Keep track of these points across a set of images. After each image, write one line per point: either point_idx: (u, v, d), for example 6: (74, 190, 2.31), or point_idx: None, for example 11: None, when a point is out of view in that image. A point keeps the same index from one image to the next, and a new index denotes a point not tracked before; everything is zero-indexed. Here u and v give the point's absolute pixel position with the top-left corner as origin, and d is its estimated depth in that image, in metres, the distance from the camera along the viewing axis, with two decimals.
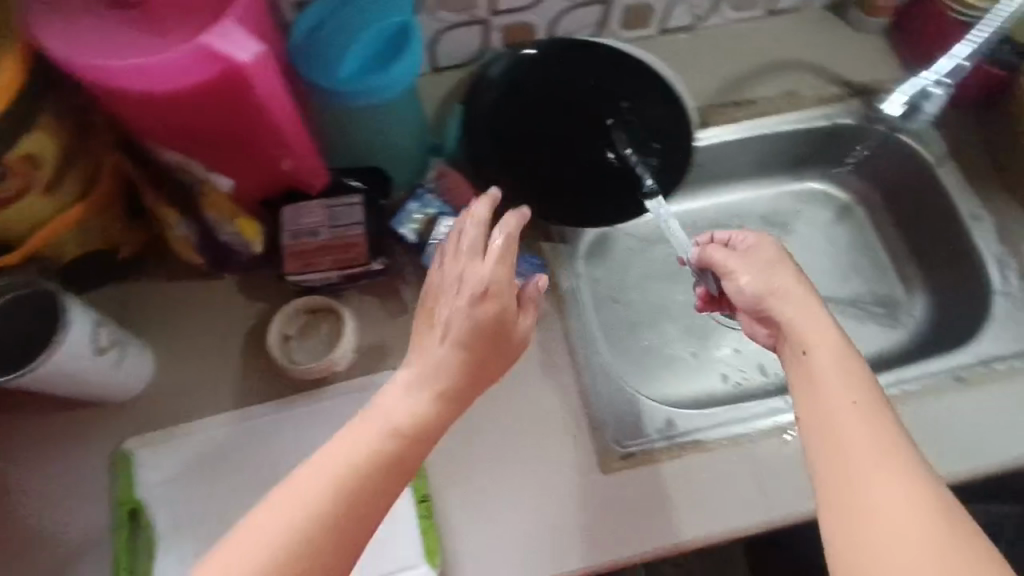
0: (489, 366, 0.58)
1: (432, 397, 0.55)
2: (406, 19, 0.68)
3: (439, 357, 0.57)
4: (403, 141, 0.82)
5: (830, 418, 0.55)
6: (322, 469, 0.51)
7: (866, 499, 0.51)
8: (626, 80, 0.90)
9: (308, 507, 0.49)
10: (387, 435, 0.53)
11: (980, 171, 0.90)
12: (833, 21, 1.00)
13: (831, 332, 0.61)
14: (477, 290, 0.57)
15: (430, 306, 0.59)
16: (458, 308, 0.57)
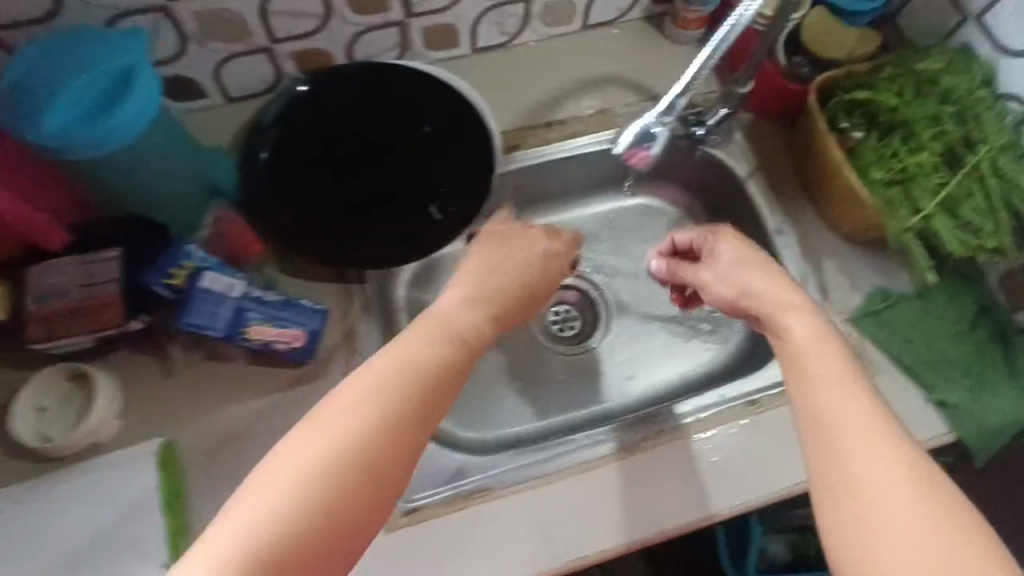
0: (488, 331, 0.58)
1: (450, 349, 0.53)
2: (133, 62, 0.64)
3: (441, 329, 0.55)
4: (171, 183, 0.77)
5: (830, 409, 0.50)
6: (354, 418, 0.46)
7: (846, 479, 0.47)
8: (429, 103, 0.87)
9: (358, 426, 0.46)
10: (443, 344, 0.53)
11: (786, 185, 0.91)
12: (652, 32, 0.98)
13: (810, 310, 0.60)
14: (511, 268, 0.65)
15: (459, 289, 0.61)
16: (499, 273, 0.64)
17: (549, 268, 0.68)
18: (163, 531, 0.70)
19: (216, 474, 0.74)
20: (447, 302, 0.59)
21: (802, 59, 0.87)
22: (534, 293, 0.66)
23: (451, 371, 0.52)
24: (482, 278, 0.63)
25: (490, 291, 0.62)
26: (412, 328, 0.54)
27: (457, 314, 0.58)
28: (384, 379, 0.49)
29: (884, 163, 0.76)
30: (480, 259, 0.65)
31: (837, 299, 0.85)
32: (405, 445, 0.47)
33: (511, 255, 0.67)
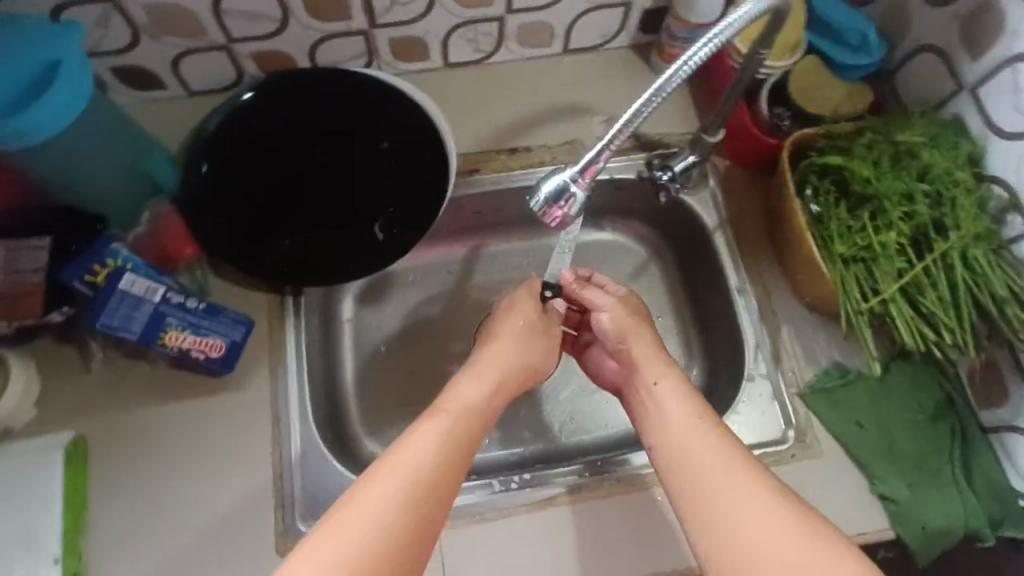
0: (501, 396, 0.68)
1: (458, 439, 0.61)
2: (62, 56, 0.63)
3: (445, 428, 0.61)
4: (112, 176, 0.76)
5: (685, 468, 0.62)
6: (375, 515, 0.53)
7: (719, 505, 0.58)
8: (389, 118, 0.83)
9: (386, 493, 0.55)
10: (447, 417, 0.62)
11: (754, 242, 0.84)
12: (636, 63, 0.93)
13: (673, 372, 0.70)
14: (513, 351, 0.71)
15: (468, 374, 0.68)
16: (505, 362, 0.70)
17: (552, 329, 0.76)
18: (60, 527, 0.69)
19: (123, 475, 0.72)
20: (463, 392, 0.66)
21: (785, 111, 0.82)
22: (534, 368, 0.73)
23: (456, 465, 0.59)
24: (503, 356, 0.71)
25: (503, 368, 0.70)
26: (420, 426, 0.61)
27: (470, 404, 0.65)
28: (399, 479, 0.56)
29: (849, 238, 0.70)
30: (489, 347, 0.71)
31: (790, 370, 0.79)
32: (429, 524, 0.55)
33: (523, 316, 0.74)
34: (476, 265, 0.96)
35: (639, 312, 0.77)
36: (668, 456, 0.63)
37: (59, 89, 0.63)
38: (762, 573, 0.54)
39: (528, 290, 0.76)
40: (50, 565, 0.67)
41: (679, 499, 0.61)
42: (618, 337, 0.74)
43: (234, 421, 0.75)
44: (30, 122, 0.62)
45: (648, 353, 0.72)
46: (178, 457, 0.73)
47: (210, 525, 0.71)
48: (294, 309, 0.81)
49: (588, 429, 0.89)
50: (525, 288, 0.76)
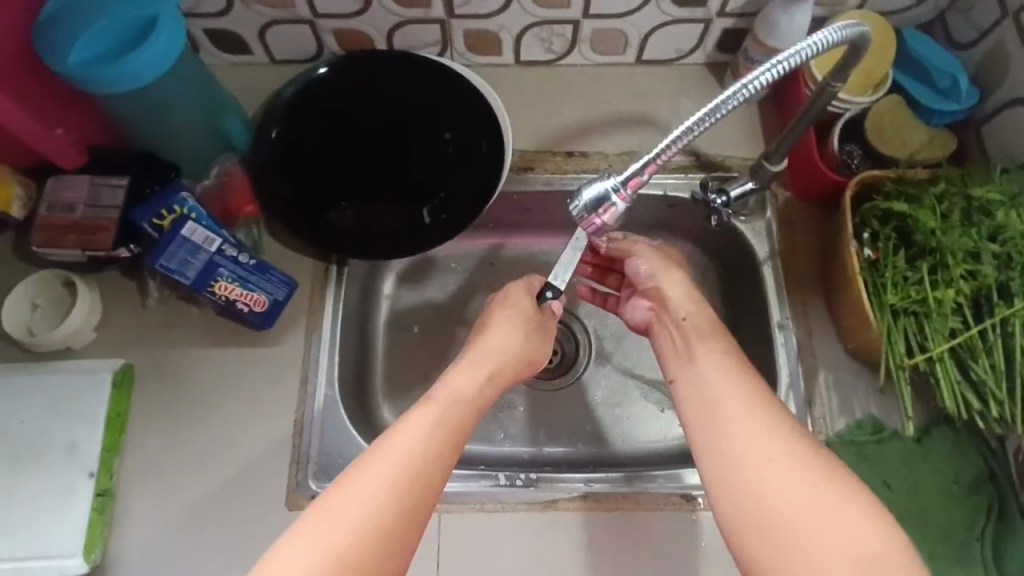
0: (494, 385, 0.69)
1: (447, 424, 0.62)
2: (160, 14, 0.68)
3: (435, 415, 0.62)
4: (191, 132, 0.82)
5: (705, 393, 0.62)
6: (362, 499, 0.55)
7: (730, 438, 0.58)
8: (456, 108, 0.85)
9: (377, 476, 0.56)
10: (443, 406, 0.63)
11: (805, 279, 0.81)
12: (708, 81, 0.92)
13: (705, 310, 0.70)
14: (507, 346, 0.72)
15: (463, 367, 0.69)
16: (498, 355, 0.71)
17: (546, 323, 0.76)
18: (100, 443, 0.74)
19: (159, 406, 0.77)
20: (454, 383, 0.67)
21: (855, 148, 0.79)
22: (528, 360, 0.73)
23: (447, 450, 0.60)
24: (496, 348, 0.71)
25: (496, 362, 0.70)
26: (410, 415, 0.62)
27: (463, 395, 0.65)
28: (386, 464, 0.57)
29: (904, 289, 0.67)
30: (484, 340, 0.72)
31: (821, 417, 0.76)
32: (418, 503, 0.56)
33: (520, 311, 0.75)
34: (518, 262, 0.97)
35: (677, 262, 0.77)
36: (683, 387, 0.64)
37: (153, 42, 0.68)
38: (766, 508, 0.53)
39: (525, 286, 0.77)
40: (84, 478, 0.73)
41: (695, 431, 0.61)
42: (650, 276, 0.75)
43: (265, 374, 0.79)
44: (124, 69, 0.67)
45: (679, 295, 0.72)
46: (209, 399, 0.78)
47: (228, 468, 0.75)
48: (337, 279, 0.84)
49: (604, 440, 0.88)
50: (521, 284, 0.77)
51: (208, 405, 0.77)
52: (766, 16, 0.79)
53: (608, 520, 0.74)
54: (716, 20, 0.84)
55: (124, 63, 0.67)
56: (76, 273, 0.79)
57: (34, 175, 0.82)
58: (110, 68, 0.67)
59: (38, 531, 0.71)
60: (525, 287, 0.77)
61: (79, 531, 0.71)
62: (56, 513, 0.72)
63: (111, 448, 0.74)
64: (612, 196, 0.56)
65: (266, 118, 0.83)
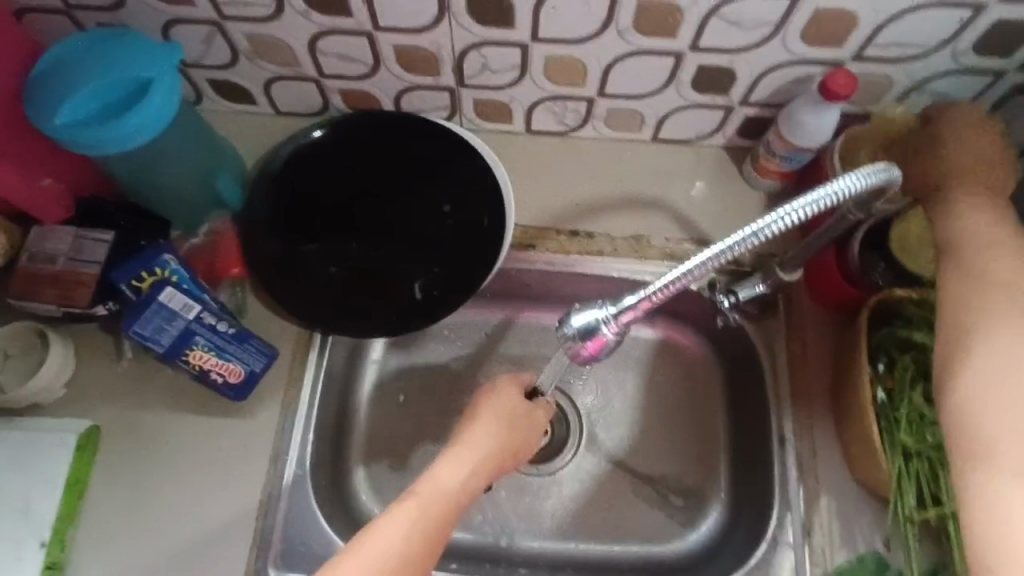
0: (476, 479, 0.63)
1: (421, 535, 0.57)
2: (155, 77, 0.65)
3: (414, 511, 0.58)
4: (182, 187, 0.80)
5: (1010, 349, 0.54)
6: None
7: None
8: (461, 182, 0.83)
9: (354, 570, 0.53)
10: (425, 500, 0.59)
11: (812, 388, 0.76)
12: (727, 166, 0.87)
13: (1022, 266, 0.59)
14: (491, 441, 0.66)
15: (448, 454, 0.64)
16: (485, 447, 0.65)
17: (535, 417, 0.72)
18: (56, 511, 0.71)
19: (124, 475, 0.74)
20: (439, 477, 0.61)
21: (879, 260, 0.74)
22: (511, 453, 0.68)
23: (420, 555, 0.56)
24: (483, 440, 0.66)
25: (481, 456, 0.65)
26: (388, 512, 0.58)
27: (445, 493, 0.61)
28: (365, 563, 0.53)
29: (920, 427, 0.62)
30: (473, 430, 0.66)
31: (819, 547, 0.71)
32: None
33: (508, 403, 0.70)
34: (513, 336, 0.93)
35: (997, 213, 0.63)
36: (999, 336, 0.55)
37: (144, 108, 0.65)
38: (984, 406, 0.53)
39: (514, 380, 0.73)
40: (35, 547, 0.69)
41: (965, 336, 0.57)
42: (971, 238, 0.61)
43: (235, 446, 0.75)
44: (111, 134, 0.64)
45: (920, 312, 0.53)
46: (174, 471, 0.74)
47: (187, 547, 0.71)
48: (320, 348, 0.81)
49: (586, 539, 0.83)
50: (510, 377, 0.73)
51: (172, 477, 0.74)
52: (792, 112, 0.75)
53: None
54: (738, 109, 0.80)
55: (111, 128, 0.64)
56: (51, 326, 0.77)
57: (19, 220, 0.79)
58: (97, 132, 0.64)
59: None
60: (512, 381, 0.73)
61: None
62: None
63: (66, 517, 0.71)
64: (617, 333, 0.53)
65: (267, 176, 0.81)
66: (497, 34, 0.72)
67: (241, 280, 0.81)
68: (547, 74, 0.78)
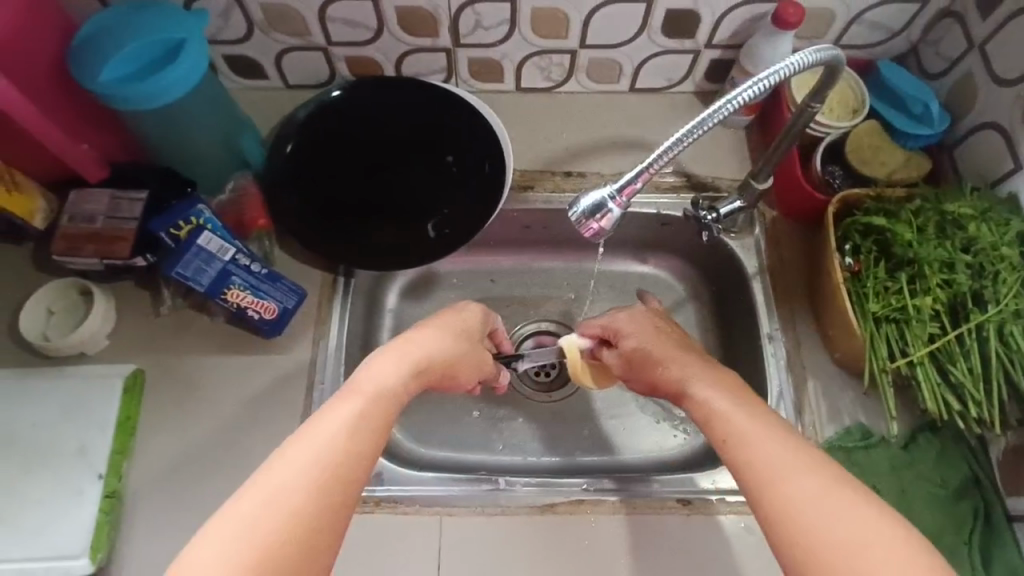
0: (416, 378, 0.65)
1: (368, 423, 0.57)
2: (187, 37, 0.73)
3: (357, 409, 0.58)
4: (206, 145, 0.86)
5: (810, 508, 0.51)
6: (283, 489, 0.50)
7: (773, 476, 0.55)
8: (460, 133, 0.91)
9: (298, 464, 0.52)
10: (363, 400, 0.59)
11: (791, 293, 0.85)
12: (698, 108, 0.97)
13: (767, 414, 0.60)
14: (436, 346, 0.69)
15: (384, 355, 0.65)
16: (426, 350, 0.68)
17: (479, 347, 0.76)
18: (110, 448, 0.76)
19: (170, 413, 0.79)
20: (379, 375, 0.62)
21: (836, 169, 0.84)
22: (453, 366, 0.71)
23: (373, 445, 0.56)
24: (427, 345, 0.68)
25: (424, 357, 0.67)
26: (330, 410, 0.57)
27: (385, 391, 0.61)
28: (308, 459, 0.52)
29: (885, 297, 0.71)
30: (412, 337, 0.68)
31: (811, 424, 0.78)
32: (347, 493, 0.53)
33: (457, 322, 0.74)
34: (518, 279, 1.01)
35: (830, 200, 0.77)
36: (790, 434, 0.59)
37: (180, 64, 0.72)
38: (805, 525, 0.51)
39: (483, 311, 0.79)
40: (93, 479, 0.74)
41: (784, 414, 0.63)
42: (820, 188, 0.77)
43: (272, 380, 0.81)
44: (148, 86, 0.71)
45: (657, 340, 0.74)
46: (217, 406, 0.80)
47: (234, 474, 0.76)
48: (344, 290, 0.88)
49: (600, 452, 0.90)
50: (480, 309, 0.79)
51: (214, 411, 0.79)
52: (752, 47, 0.85)
53: (606, 524, 0.75)
54: (703, 52, 0.90)
55: (149, 82, 0.71)
56: (91, 281, 0.82)
57: (56, 189, 0.85)
58: (137, 86, 0.71)
59: (41, 532, 0.72)
60: (479, 314, 0.78)
61: (86, 532, 0.72)
62: (61, 514, 0.73)
63: (120, 451, 0.76)
64: (574, 338, 0.81)
65: (282, 135, 0.88)
66: None
67: (267, 233, 0.88)
68: (532, 29, 0.87)
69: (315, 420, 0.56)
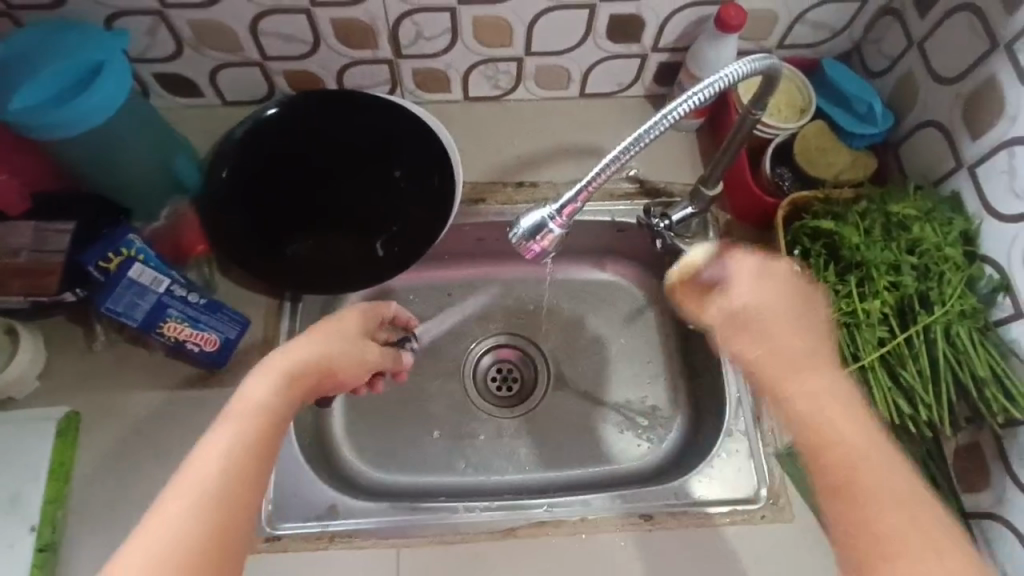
0: (297, 388, 0.58)
1: (244, 444, 0.50)
2: (105, 59, 0.69)
3: (227, 437, 0.50)
4: (140, 171, 0.82)
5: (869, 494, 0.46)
6: (155, 550, 0.44)
7: (832, 452, 0.48)
8: (407, 146, 0.88)
9: (175, 517, 0.45)
10: (230, 425, 0.51)
11: None
12: (650, 112, 0.96)
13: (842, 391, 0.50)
14: (315, 352, 0.62)
15: (253, 373, 0.57)
16: (303, 356, 0.60)
17: (368, 344, 0.70)
18: (42, 497, 0.71)
19: (110, 456, 0.75)
20: (250, 396, 0.54)
21: (786, 171, 0.84)
22: (336, 370, 0.64)
23: (246, 464, 0.49)
24: (302, 351, 0.61)
25: (300, 366, 0.59)
26: (200, 444, 0.50)
27: (258, 408, 0.53)
28: (183, 513, 0.45)
29: (835, 301, 0.71)
30: (282, 346, 0.61)
31: (769, 430, 0.78)
32: (232, 521, 0.46)
33: (338, 325, 0.67)
34: (474, 292, 0.98)
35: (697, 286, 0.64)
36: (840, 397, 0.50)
37: (99, 88, 0.68)
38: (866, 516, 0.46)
39: (374, 310, 0.74)
40: (24, 533, 0.70)
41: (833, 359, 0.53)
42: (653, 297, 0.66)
43: (215, 415, 0.77)
44: (64, 113, 0.67)
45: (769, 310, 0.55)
46: (159, 444, 0.76)
47: None
48: (291, 315, 0.84)
49: (565, 466, 0.89)
50: (363, 308, 0.72)
51: (155, 451, 0.75)
52: (697, 51, 0.84)
53: (568, 545, 0.73)
54: (650, 56, 0.89)
55: (66, 108, 0.67)
56: (17, 320, 0.78)
57: None
58: (53, 114, 0.67)
59: None
60: (372, 310, 0.74)
61: None
62: None
63: (52, 500, 0.72)
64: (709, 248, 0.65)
65: (219, 157, 0.83)
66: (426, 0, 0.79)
67: (209, 260, 0.84)
68: (475, 38, 0.85)
69: (180, 464, 0.49)
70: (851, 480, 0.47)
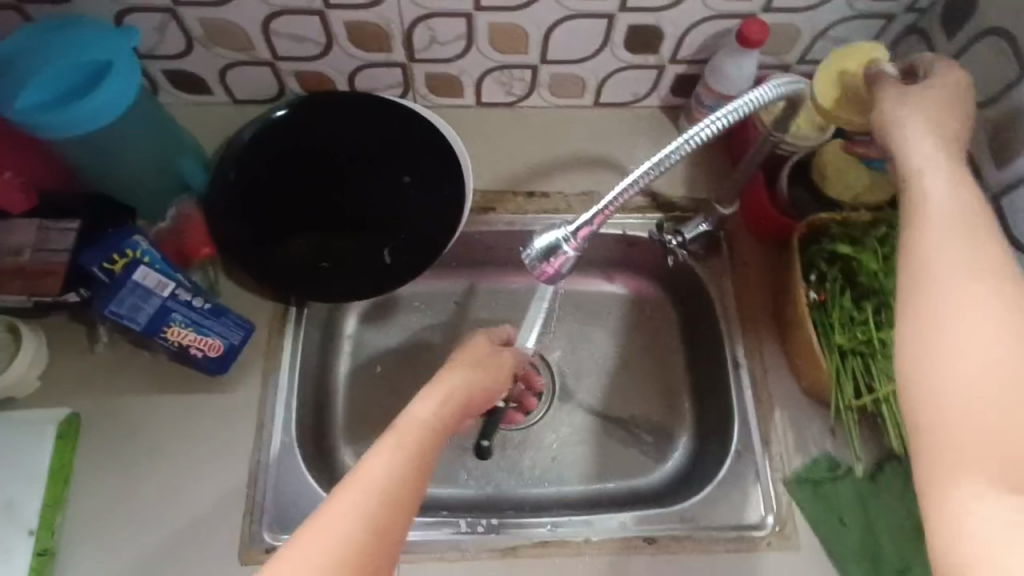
0: (453, 410, 0.62)
1: (420, 450, 0.55)
2: (113, 58, 0.68)
3: (407, 439, 0.55)
4: (146, 171, 0.81)
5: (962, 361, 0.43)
6: (347, 518, 0.47)
7: (950, 310, 0.45)
8: (418, 152, 0.86)
9: (362, 491, 0.49)
10: (415, 432, 0.56)
11: (758, 318, 0.83)
12: (665, 123, 0.94)
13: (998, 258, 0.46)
14: (465, 379, 0.66)
15: (421, 396, 0.62)
16: (457, 384, 0.65)
17: (501, 358, 0.72)
18: (40, 501, 0.71)
19: (110, 459, 0.74)
20: (418, 413, 0.59)
21: (803, 191, 0.83)
22: (483, 395, 0.67)
23: (415, 473, 0.53)
24: (458, 380, 0.65)
25: (455, 390, 0.64)
26: (380, 445, 0.54)
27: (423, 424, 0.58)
28: (372, 490, 0.49)
29: (853, 328, 0.71)
30: (441, 375, 0.66)
31: (778, 455, 0.77)
32: (402, 509, 0.49)
33: (476, 351, 0.71)
34: (480, 301, 0.97)
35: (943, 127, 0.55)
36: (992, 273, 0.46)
37: (106, 88, 0.67)
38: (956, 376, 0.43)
39: (487, 335, 0.75)
40: (22, 537, 0.69)
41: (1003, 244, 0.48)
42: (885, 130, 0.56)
43: (217, 421, 0.77)
44: (70, 114, 0.66)
45: (952, 151, 0.54)
46: (160, 449, 0.75)
47: (177, 523, 0.72)
48: (295, 320, 0.83)
49: (569, 482, 0.88)
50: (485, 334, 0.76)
51: (156, 456, 0.75)
52: (716, 65, 0.82)
53: (571, 565, 0.72)
54: (668, 68, 0.87)
55: (72, 108, 0.66)
56: (18, 320, 0.77)
57: None
58: (59, 113, 0.66)
59: None
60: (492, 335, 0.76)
61: None
62: None
63: (51, 504, 0.71)
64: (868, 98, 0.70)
65: (224, 159, 0.82)
66: (442, 6, 0.78)
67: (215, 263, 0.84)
68: (491, 44, 0.83)
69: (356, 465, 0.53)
70: (957, 337, 0.44)
